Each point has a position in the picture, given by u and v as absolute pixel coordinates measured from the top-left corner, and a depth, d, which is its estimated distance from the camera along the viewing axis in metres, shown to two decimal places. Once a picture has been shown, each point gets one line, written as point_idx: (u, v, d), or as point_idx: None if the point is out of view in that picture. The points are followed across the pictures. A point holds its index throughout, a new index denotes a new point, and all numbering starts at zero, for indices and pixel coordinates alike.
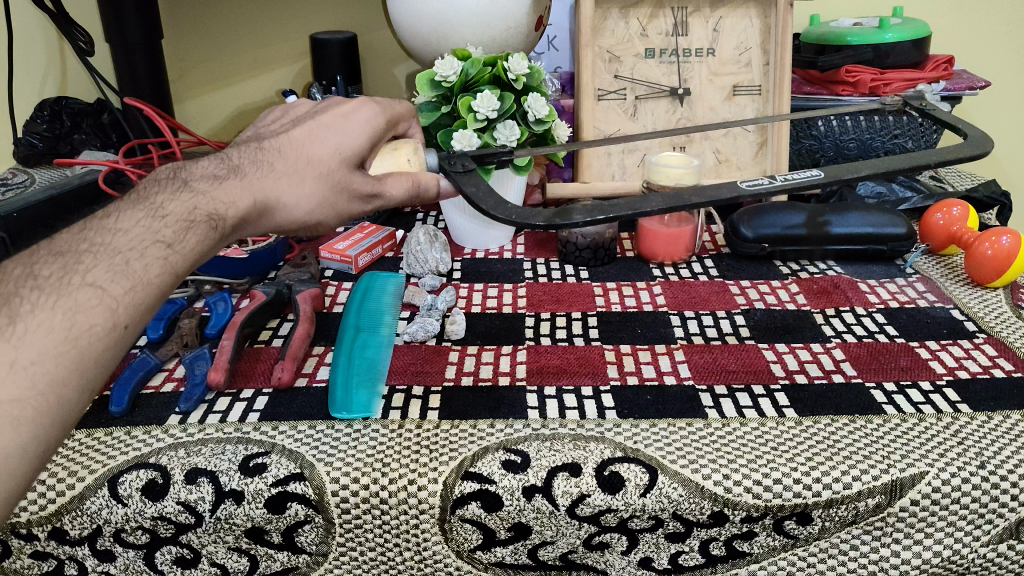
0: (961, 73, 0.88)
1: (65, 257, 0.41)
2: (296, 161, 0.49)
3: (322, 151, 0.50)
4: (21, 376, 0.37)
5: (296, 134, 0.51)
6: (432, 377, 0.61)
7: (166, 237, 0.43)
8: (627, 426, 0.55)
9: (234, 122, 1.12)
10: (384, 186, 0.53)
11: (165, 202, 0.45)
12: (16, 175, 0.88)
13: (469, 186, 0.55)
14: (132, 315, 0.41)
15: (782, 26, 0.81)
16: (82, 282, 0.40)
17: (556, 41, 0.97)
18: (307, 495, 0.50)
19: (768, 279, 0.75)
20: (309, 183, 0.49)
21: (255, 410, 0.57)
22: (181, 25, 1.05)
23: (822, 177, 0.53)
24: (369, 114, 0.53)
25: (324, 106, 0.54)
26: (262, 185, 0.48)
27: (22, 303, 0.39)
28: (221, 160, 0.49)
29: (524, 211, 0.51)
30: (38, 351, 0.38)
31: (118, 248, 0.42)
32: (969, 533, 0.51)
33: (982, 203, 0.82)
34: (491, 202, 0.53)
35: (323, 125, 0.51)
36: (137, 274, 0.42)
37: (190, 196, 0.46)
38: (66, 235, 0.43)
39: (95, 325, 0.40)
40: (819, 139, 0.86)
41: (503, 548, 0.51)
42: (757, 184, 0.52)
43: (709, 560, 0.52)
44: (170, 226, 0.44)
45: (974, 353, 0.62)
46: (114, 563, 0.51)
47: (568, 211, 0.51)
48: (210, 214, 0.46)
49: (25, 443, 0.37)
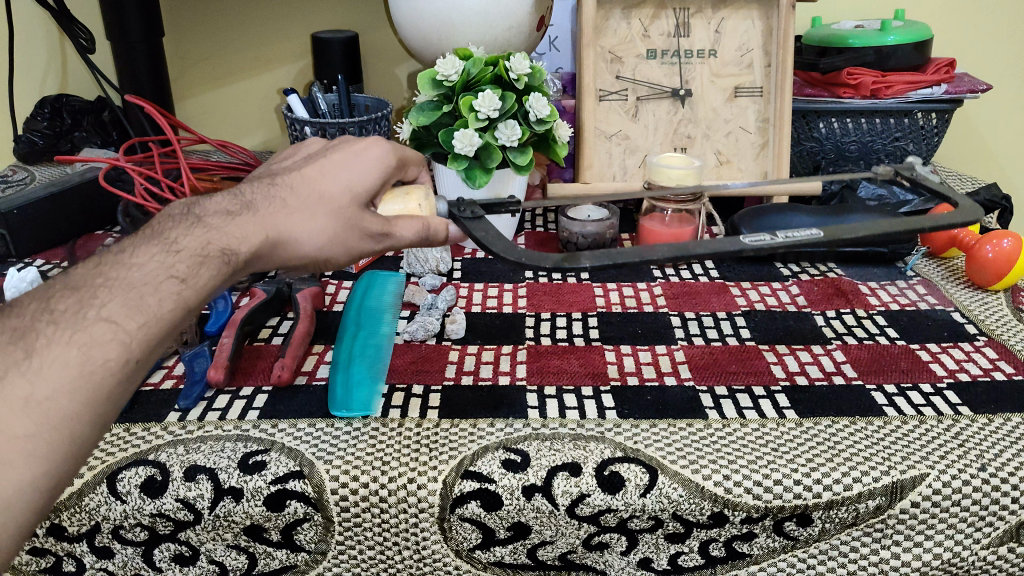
0: (964, 77, 0.87)
1: (81, 291, 0.40)
2: (309, 197, 0.49)
3: (334, 188, 0.50)
4: (34, 412, 0.37)
5: (311, 169, 0.50)
6: (433, 377, 0.61)
7: (181, 271, 0.43)
8: (627, 426, 0.55)
9: (233, 122, 1.13)
10: (395, 227, 0.51)
11: (179, 236, 0.44)
12: (16, 172, 0.91)
13: (479, 231, 0.54)
14: (144, 349, 0.41)
15: (784, 27, 0.81)
16: (97, 316, 0.40)
17: (558, 41, 0.97)
18: (307, 493, 0.50)
19: (769, 281, 0.75)
20: (321, 219, 0.48)
21: (255, 408, 0.57)
22: (181, 24, 1.06)
23: (817, 235, 0.53)
24: (380, 150, 0.53)
25: (338, 143, 0.54)
26: (274, 220, 0.47)
27: (39, 338, 0.38)
28: (235, 194, 0.49)
29: (534, 255, 0.52)
30: (53, 388, 0.37)
31: (133, 281, 0.41)
32: (969, 535, 0.51)
33: (983, 206, 0.82)
34: (502, 246, 0.52)
35: (336, 162, 0.51)
36: (152, 308, 0.41)
37: (204, 230, 0.45)
38: (81, 269, 0.42)
39: (109, 359, 0.39)
40: (820, 141, 0.87)
41: (502, 547, 0.51)
42: (759, 239, 0.52)
43: (709, 561, 0.52)
44: (184, 261, 0.43)
45: (975, 356, 0.62)
46: (112, 560, 0.51)
47: (578, 256, 0.51)
48: (222, 248, 0.45)
49: (34, 480, 0.37)
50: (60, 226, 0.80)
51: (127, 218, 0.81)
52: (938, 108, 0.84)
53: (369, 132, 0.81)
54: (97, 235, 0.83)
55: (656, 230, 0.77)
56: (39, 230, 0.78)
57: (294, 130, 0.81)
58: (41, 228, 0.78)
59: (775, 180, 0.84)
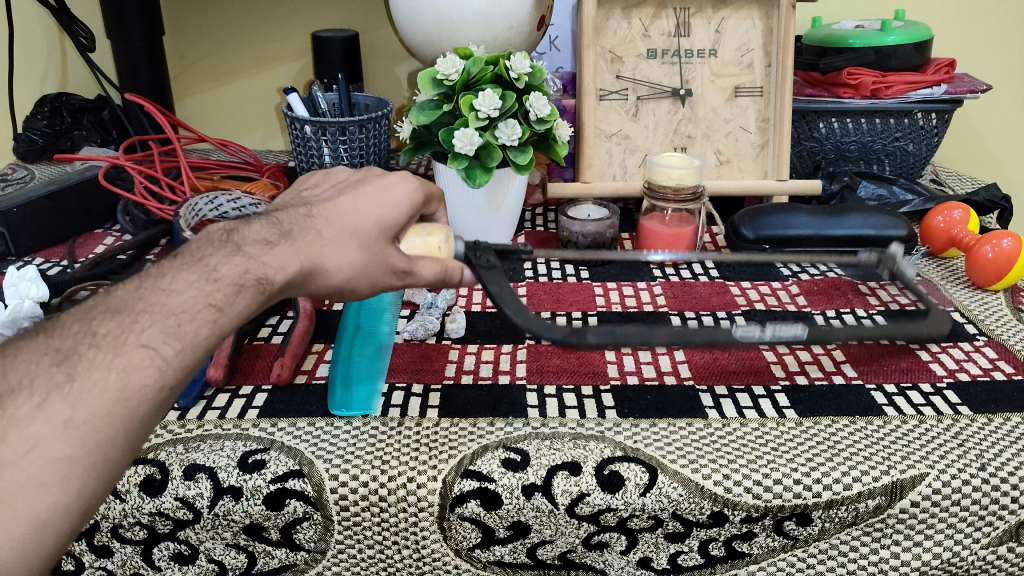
0: (964, 77, 0.87)
1: (122, 315, 0.40)
2: (341, 229, 0.48)
3: (366, 221, 0.50)
4: (73, 436, 0.36)
5: (346, 201, 0.50)
6: (432, 375, 0.61)
7: (219, 299, 0.42)
8: (627, 426, 0.55)
9: (233, 120, 1.13)
10: (417, 267, 0.52)
11: (219, 263, 0.44)
12: (15, 171, 0.91)
13: (494, 285, 0.56)
14: (178, 377, 0.40)
15: (785, 27, 0.81)
16: (136, 342, 0.39)
17: (558, 41, 0.97)
18: (306, 492, 0.50)
19: (768, 281, 0.75)
20: (353, 252, 0.48)
21: (255, 406, 0.57)
22: (181, 23, 1.06)
23: (803, 336, 0.55)
24: (411, 186, 0.53)
25: (368, 175, 0.54)
26: (310, 252, 0.47)
27: (80, 360, 0.38)
28: (272, 222, 0.48)
29: (547, 325, 0.55)
30: (91, 413, 0.37)
31: (171, 308, 0.41)
32: (969, 535, 0.51)
33: (982, 207, 0.82)
34: (514, 307, 0.55)
35: (368, 195, 0.51)
36: (188, 336, 0.41)
37: (242, 259, 0.44)
38: (122, 292, 0.42)
39: (145, 386, 0.39)
40: (820, 141, 0.87)
41: (502, 546, 0.51)
42: (745, 333, 0.55)
43: (709, 560, 0.52)
44: (222, 289, 0.43)
45: (975, 355, 0.62)
46: (112, 559, 0.51)
47: (583, 331, 0.55)
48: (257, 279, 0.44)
49: (69, 504, 0.36)
50: (60, 224, 0.80)
51: (127, 216, 0.81)
52: (938, 108, 0.84)
53: (369, 131, 0.81)
54: (97, 233, 0.83)
55: (656, 230, 0.77)
56: (39, 228, 0.78)
57: (294, 129, 0.81)
58: (41, 225, 0.78)
59: (775, 180, 0.84)
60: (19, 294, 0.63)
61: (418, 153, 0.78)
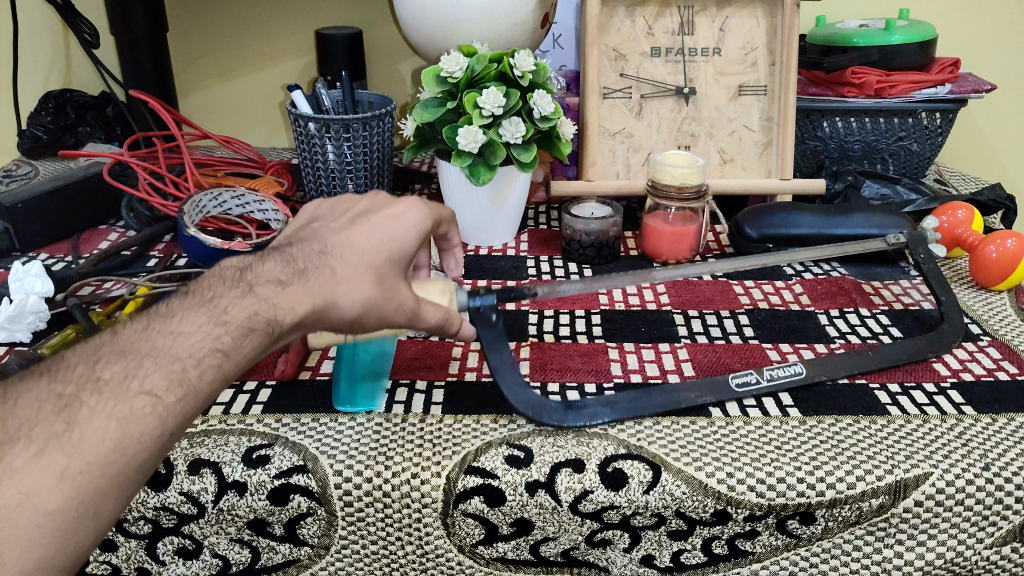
0: (969, 77, 0.87)
1: (127, 359, 0.40)
2: (355, 265, 0.47)
3: (377, 255, 0.49)
4: (69, 488, 0.37)
5: (355, 232, 0.49)
6: (436, 372, 0.61)
7: (225, 343, 0.42)
8: (630, 423, 0.55)
9: (235, 116, 1.13)
10: (423, 309, 0.50)
11: (229, 305, 0.44)
12: (20, 166, 0.91)
13: (494, 356, 0.56)
14: (179, 423, 0.40)
15: (789, 26, 0.80)
16: (139, 388, 0.39)
17: (562, 39, 0.97)
18: (310, 487, 0.50)
19: (771, 279, 0.75)
20: (367, 286, 0.47)
21: (259, 402, 0.57)
22: (185, 19, 1.06)
23: (802, 376, 0.59)
24: (419, 216, 0.52)
25: (374, 206, 0.53)
26: (323, 290, 0.46)
27: (81, 407, 0.39)
28: (286, 260, 0.47)
29: (540, 401, 0.55)
30: (88, 462, 0.37)
31: (177, 353, 0.41)
32: (973, 534, 0.51)
33: (986, 206, 0.82)
34: (512, 385, 0.55)
35: (378, 225, 0.50)
36: (193, 381, 0.41)
37: (254, 300, 0.44)
38: (130, 331, 0.42)
39: (145, 435, 0.39)
40: (824, 140, 0.87)
41: (505, 543, 0.51)
42: (745, 383, 0.58)
43: (711, 558, 0.52)
44: (228, 334, 0.43)
45: (978, 355, 0.62)
46: (116, 553, 0.51)
47: (580, 404, 0.55)
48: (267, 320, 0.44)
49: (53, 559, 0.36)
50: (64, 219, 0.80)
51: (132, 212, 0.82)
52: (942, 107, 0.84)
53: (373, 129, 0.81)
54: (102, 229, 0.83)
55: (660, 228, 0.77)
56: (44, 224, 0.78)
57: (298, 126, 0.81)
58: (46, 221, 0.78)
59: (779, 179, 0.84)
60: (24, 289, 0.65)
61: (422, 151, 0.78)
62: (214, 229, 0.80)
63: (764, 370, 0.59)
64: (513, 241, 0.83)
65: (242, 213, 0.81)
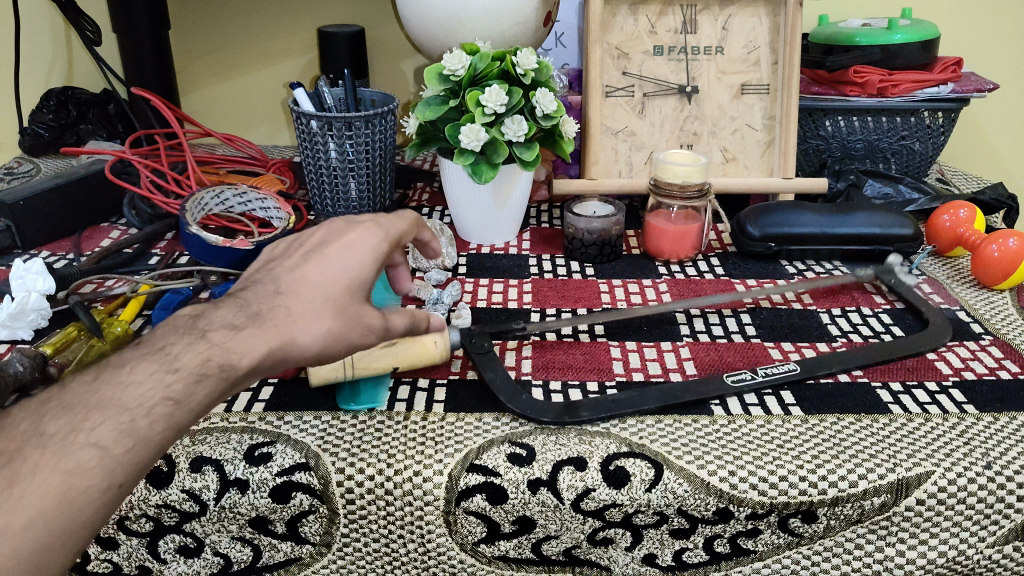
0: (972, 76, 0.87)
1: (74, 411, 0.39)
2: (313, 300, 0.46)
3: (336, 286, 0.47)
4: (9, 545, 0.34)
5: (311, 268, 0.48)
6: (438, 371, 0.60)
7: (177, 391, 0.40)
8: (632, 422, 0.55)
9: (237, 113, 1.13)
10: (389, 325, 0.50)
11: (180, 352, 0.42)
12: (21, 164, 0.91)
13: (489, 372, 0.58)
14: (129, 474, 0.38)
15: (791, 25, 0.81)
16: (86, 440, 0.38)
17: (564, 37, 0.97)
18: (312, 485, 0.50)
19: (774, 278, 0.75)
20: (326, 321, 0.46)
21: (261, 400, 0.57)
22: (187, 17, 1.06)
23: (798, 372, 0.59)
24: (373, 241, 0.51)
25: (327, 234, 0.52)
26: (278, 331, 0.44)
27: (25, 462, 0.37)
28: (239, 304, 0.46)
29: (535, 404, 0.55)
30: (30, 517, 0.35)
31: (125, 403, 0.39)
32: (974, 533, 0.51)
33: (989, 206, 0.82)
34: (508, 393, 0.56)
35: (333, 257, 0.49)
36: (143, 432, 0.39)
37: (207, 345, 0.42)
38: (79, 383, 0.40)
39: (91, 487, 0.37)
40: (827, 139, 0.87)
41: (507, 541, 0.51)
42: (740, 379, 0.58)
43: (713, 556, 0.52)
44: (181, 380, 0.41)
45: (980, 355, 0.62)
46: (117, 550, 0.51)
47: (577, 406, 0.55)
48: (221, 364, 0.42)
49: None
50: (66, 217, 0.80)
51: (134, 210, 0.82)
52: (945, 107, 0.84)
53: (375, 127, 0.81)
54: (103, 227, 0.83)
55: (662, 226, 0.77)
56: (46, 221, 0.78)
57: (300, 124, 0.81)
58: (48, 219, 0.78)
59: (781, 178, 0.84)
60: (26, 287, 0.64)
61: (425, 149, 0.78)
62: (216, 227, 0.79)
63: (759, 368, 0.59)
64: (514, 240, 0.83)
65: (244, 212, 0.81)
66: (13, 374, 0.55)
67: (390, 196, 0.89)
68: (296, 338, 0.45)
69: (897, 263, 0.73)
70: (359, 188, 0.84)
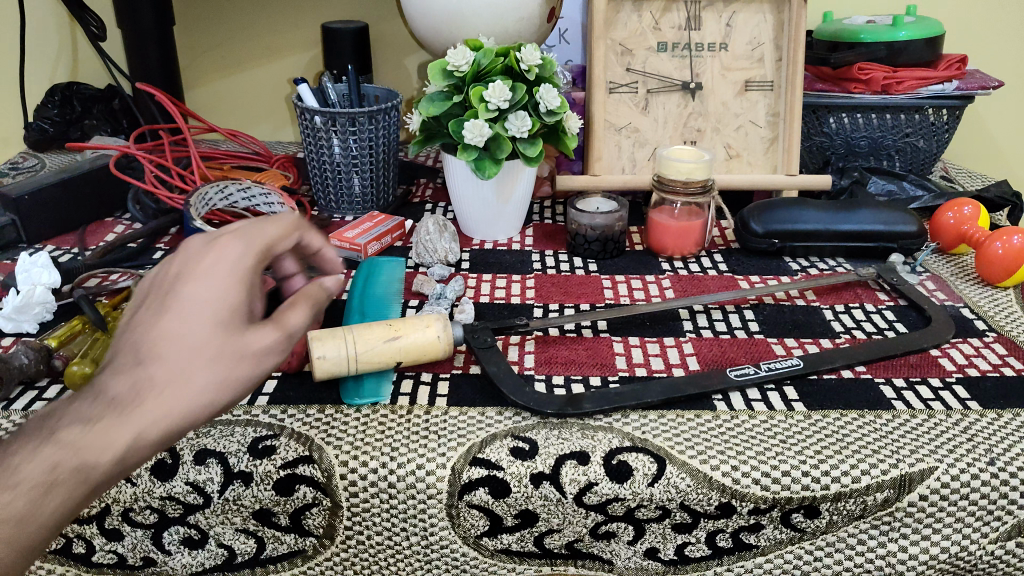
0: (976, 73, 0.87)
1: None
2: (182, 355, 0.35)
3: (206, 328, 0.36)
4: None
5: (165, 313, 0.36)
6: (441, 366, 0.61)
7: (17, 510, 0.34)
8: (635, 416, 0.55)
9: (240, 109, 1.13)
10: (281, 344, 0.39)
11: (21, 462, 0.34)
12: (26, 160, 0.91)
13: (492, 365, 0.58)
14: None
15: (795, 22, 0.81)
16: None
17: (568, 34, 0.97)
18: (316, 477, 0.50)
19: (778, 275, 0.75)
20: (209, 370, 0.35)
21: (264, 394, 0.57)
22: (192, 13, 1.06)
23: (800, 366, 0.59)
24: (236, 254, 0.39)
25: (175, 261, 0.39)
26: (147, 406, 0.34)
27: None
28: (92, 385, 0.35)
29: (540, 397, 0.55)
30: None
31: None
32: (977, 529, 0.51)
33: (993, 203, 0.82)
34: (511, 384, 0.56)
35: (193, 294, 0.37)
36: None
37: (53, 449, 0.34)
38: None
39: None
40: (831, 136, 0.87)
41: (510, 535, 0.51)
42: (744, 373, 0.58)
43: (715, 551, 0.52)
44: (23, 497, 0.34)
45: (984, 351, 0.62)
46: (121, 542, 0.51)
47: (579, 398, 0.55)
48: (79, 466, 0.34)
49: None
50: (71, 211, 0.80)
51: (138, 206, 0.82)
52: (949, 104, 0.84)
53: (379, 122, 0.81)
54: (107, 222, 0.83)
55: (665, 223, 0.77)
56: (51, 215, 0.78)
57: (304, 120, 0.81)
58: (53, 213, 0.78)
59: (785, 175, 0.84)
60: (31, 281, 0.65)
61: (428, 145, 0.78)
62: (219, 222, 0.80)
63: (762, 362, 0.59)
64: (517, 236, 0.83)
65: (248, 207, 0.81)
66: (19, 366, 0.56)
67: (393, 192, 0.89)
68: (190, 400, 0.35)
69: (899, 260, 0.74)
70: (363, 184, 0.84)
